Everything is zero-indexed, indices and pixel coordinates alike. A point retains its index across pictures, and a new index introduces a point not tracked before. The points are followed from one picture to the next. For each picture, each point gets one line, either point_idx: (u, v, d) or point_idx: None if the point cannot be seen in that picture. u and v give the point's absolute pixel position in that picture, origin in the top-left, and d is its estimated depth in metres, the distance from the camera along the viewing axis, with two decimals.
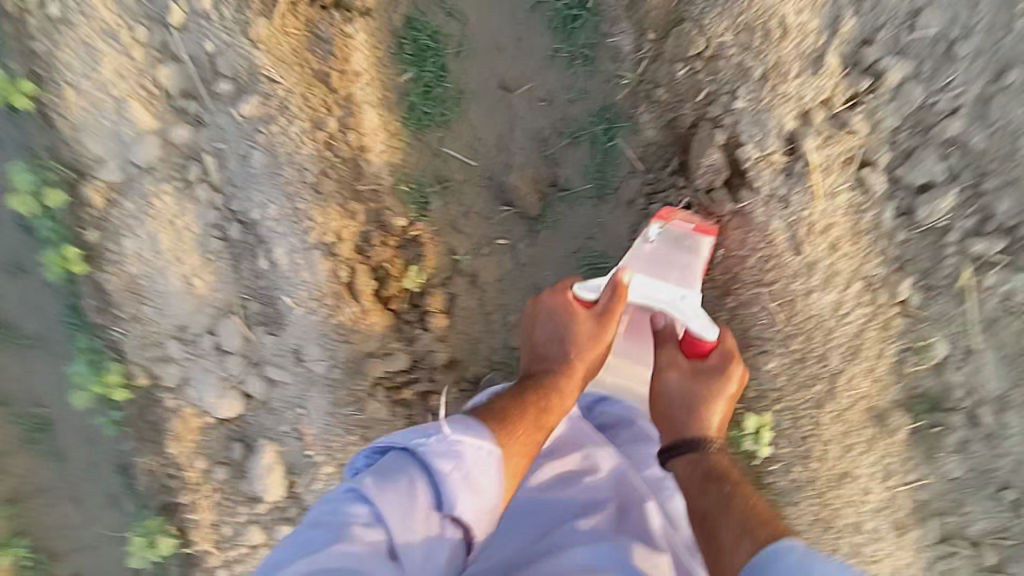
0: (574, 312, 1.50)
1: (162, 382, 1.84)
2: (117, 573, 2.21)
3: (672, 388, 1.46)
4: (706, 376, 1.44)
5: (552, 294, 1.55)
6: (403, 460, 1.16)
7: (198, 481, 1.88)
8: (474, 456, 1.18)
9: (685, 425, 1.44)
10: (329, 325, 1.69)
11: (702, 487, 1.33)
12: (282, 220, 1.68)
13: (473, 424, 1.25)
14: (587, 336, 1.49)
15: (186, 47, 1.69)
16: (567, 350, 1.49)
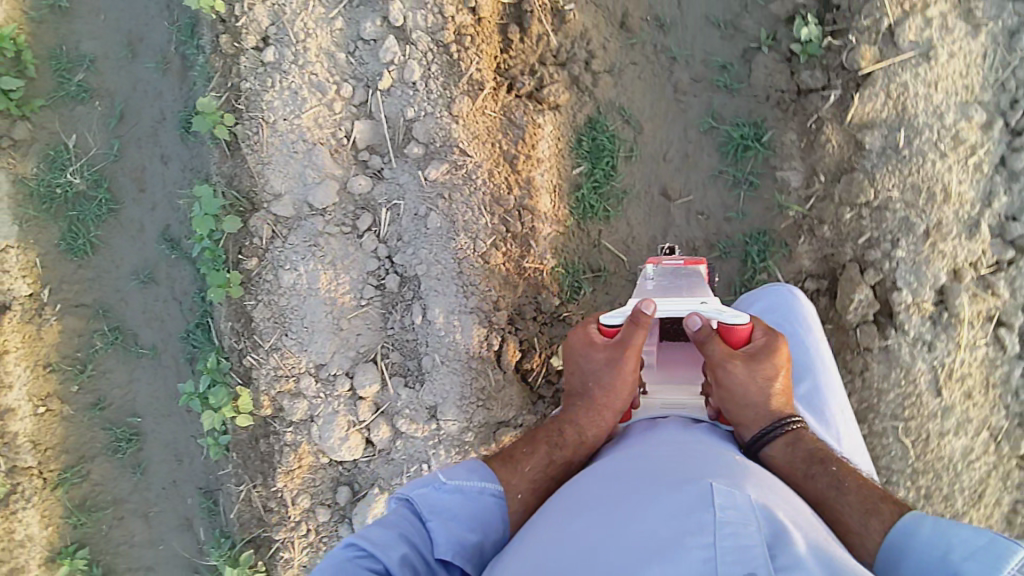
0: (595, 346, 1.32)
1: (286, 417, 1.86)
2: None
3: (738, 383, 1.24)
4: (766, 362, 1.25)
5: (575, 332, 1.38)
6: (400, 511, 1.17)
7: (297, 519, 1.88)
8: (474, 494, 1.18)
9: (758, 406, 1.25)
10: (470, 388, 1.75)
11: (809, 468, 1.19)
12: (446, 280, 1.75)
13: (478, 465, 1.24)
14: (611, 373, 1.30)
15: (386, 108, 1.82)
16: (590, 385, 1.32)
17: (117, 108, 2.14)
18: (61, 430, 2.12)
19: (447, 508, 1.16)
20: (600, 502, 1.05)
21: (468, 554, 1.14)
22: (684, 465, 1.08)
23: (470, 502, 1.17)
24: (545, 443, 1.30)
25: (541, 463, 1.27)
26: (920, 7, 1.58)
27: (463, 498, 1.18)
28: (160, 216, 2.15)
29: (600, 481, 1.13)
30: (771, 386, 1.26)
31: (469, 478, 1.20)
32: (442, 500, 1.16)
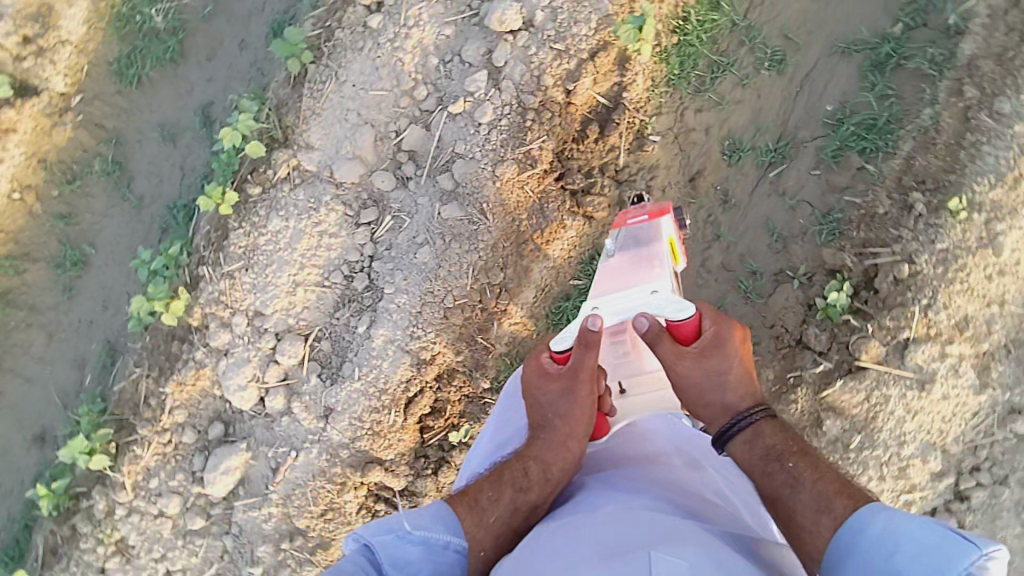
0: (550, 377, 1.41)
1: (206, 337, 1.91)
2: (28, 417, 2.24)
3: (692, 380, 1.38)
4: (717, 359, 1.38)
5: (528, 362, 1.47)
6: (358, 556, 1.17)
7: (164, 426, 1.95)
8: (438, 547, 1.21)
9: (718, 403, 1.39)
10: (367, 415, 1.79)
11: (765, 469, 1.30)
12: (403, 312, 1.79)
13: (444, 514, 1.27)
14: (569, 400, 1.39)
15: (444, 129, 1.82)
16: (549, 415, 1.41)
17: None
18: (21, 223, 2.22)
19: (408, 561, 1.17)
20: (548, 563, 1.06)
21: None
22: (631, 522, 1.09)
23: (431, 555, 1.20)
24: (510, 487, 1.35)
25: (506, 510, 1.32)
26: (943, 340, 1.58)
27: (427, 553, 1.20)
28: (211, 89, 2.17)
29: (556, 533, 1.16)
30: (727, 377, 1.39)
31: (435, 531, 1.23)
32: (405, 551, 1.18)
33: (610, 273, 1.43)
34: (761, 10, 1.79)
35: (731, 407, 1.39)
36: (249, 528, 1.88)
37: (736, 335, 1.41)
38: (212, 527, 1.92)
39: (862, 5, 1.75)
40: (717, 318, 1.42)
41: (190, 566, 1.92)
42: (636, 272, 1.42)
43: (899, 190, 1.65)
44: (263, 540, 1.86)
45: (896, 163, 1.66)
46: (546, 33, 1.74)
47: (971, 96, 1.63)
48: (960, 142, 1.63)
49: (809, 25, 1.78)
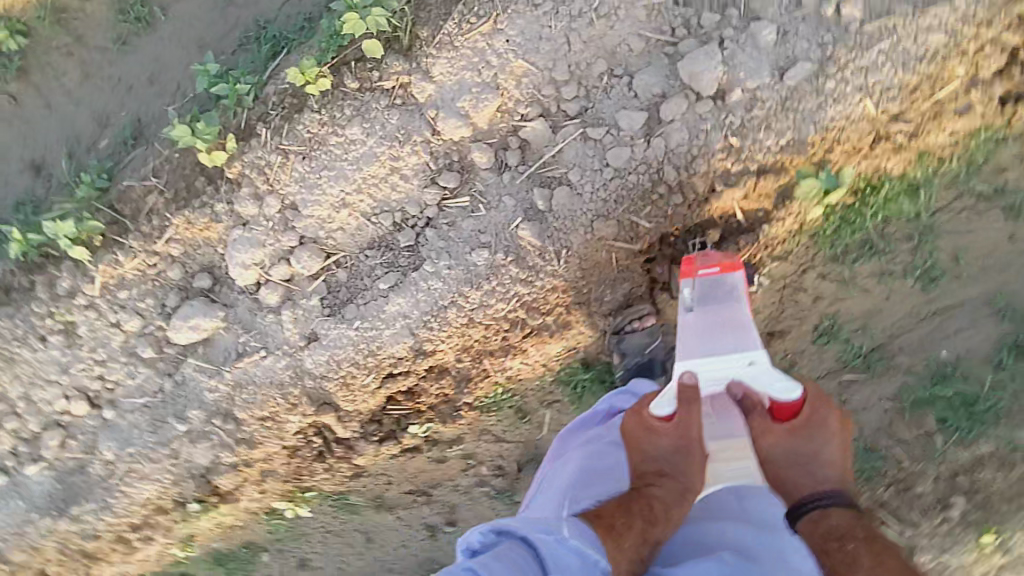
0: (656, 433, 1.38)
1: (233, 196, 1.76)
2: (27, 141, 2.08)
3: (780, 456, 1.38)
4: (809, 437, 1.36)
5: (627, 415, 1.45)
6: (520, 550, 1.16)
7: (156, 250, 1.85)
8: (590, 564, 1.16)
9: (811, 477, 1.35)
10: (345, 365, 1.74)
11: (826, 545, 1.24)
12: (429, 297, 1.67)
13: (588, 530, 1.22)
14: (678, 451, 1.38)
15: (569, 146, 1.59)
16: (663, 467, 1.37)
17: None
18: None
19: (563, 566, 1.15)
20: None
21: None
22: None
23: (582, 562, 1.16)
24: (640, 517, 1.29)
25: (638, 537, 1.27)
26: None
27: (581, 563, 1.16)
28: None
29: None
30: (820, 458, 1.36)
31: (589, 545, 1.18)
32: (563, 557, 1.16)
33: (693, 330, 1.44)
34: (955, 217, 1.57)
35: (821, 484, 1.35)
36: (192, 386, 1.86)
37: (837, 418, 1.38)
38: (156, 364, 1.89)
39: None
40: (819, 399, 1.38)
41: (123, 383, 1.91)
42: (726, 329, 1.44)
43: (947, 481, 1.56)
44: (198, 402, 1.86)
45: (963, 455, 1.55)
46: (729, 119, 1.49)
47: None
48: None
49: (986, 262, 1.58)
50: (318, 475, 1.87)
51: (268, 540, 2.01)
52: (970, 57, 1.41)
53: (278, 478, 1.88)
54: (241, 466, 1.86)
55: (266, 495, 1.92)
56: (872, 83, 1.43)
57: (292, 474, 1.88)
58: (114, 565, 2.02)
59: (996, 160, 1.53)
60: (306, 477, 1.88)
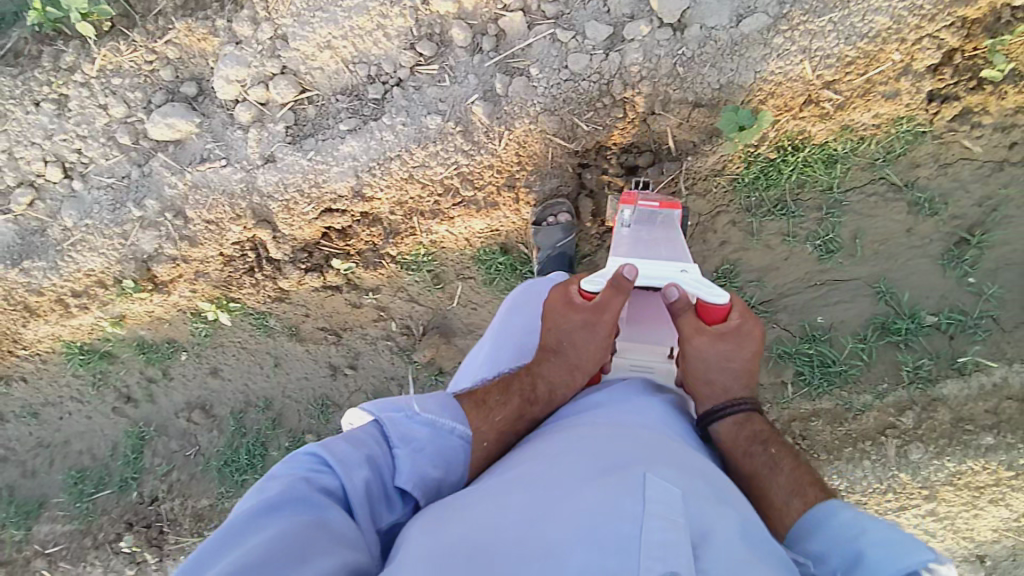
0: (570, 308, 1.32)
1: (233, 15, 1.91)
2: None
3: (707, 361, 1.29)
4: (730, 345, 1.28)
5: (555, 287, 1.38)
6: (369, 431, 1.17)
7: (153, 50, 1.98)
8: (445, 432, 1.20)
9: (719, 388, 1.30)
10: (292, 190, 1.91)
11: (748, 450, 1.25)
12: (380, 146, 1.83)
13: (448, 404, 1.24)
14: (588, 336, 1.31)
15: (538, 44, 1.72)
16: (561, 342, 1.33)
17: None
18: None
19: (415, 438, 1.17)
20: (524, 487, 1.05)
21: (428, 489, 1.15)
22: (617, 455, 1.07)
23: (433, 429, 1.19)
24: (519, 396, 1.30)
25: (513, 414, 1.28)
26: None
27: (433, 433, 1.19)
28: None
29: (535, 462, 1.14)
30: (739, 365, 1.30)
31: (442, 416, 1.21)
32: (412, 431, 1.17)
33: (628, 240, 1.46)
34: (865, 199, 1.70)
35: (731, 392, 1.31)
36: (155, 179, 2.03)
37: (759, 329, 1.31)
38: (129, 152, 2.05)
39: (932, 275, 1.69)
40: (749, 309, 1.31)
41: (96, 162, 2.07)
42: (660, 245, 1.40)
43: (783, 424, 1.71)
44: (156, 195, 2.03)
45: (805, 407, 1.71)
46: (682, 51, 1.61)
47: (903, 421, 1.64)
48: (856, 440, 1.67)
49: (881, 247, 1.71)
50: (244, 289, 2.08)
51: (190, 342, 2.21)
52: (905, 48, 1.54)
53: (211, 281, 2.08)
54: (179, 261, 2.05)
55: (196, 294, 2.11)
56: (814, 48, 1.56)
57: (225, 281, 2.08)
58: (47, 324, 2.23)
59: (913, 154, 1.66)
60: (236, 287, 2.08)
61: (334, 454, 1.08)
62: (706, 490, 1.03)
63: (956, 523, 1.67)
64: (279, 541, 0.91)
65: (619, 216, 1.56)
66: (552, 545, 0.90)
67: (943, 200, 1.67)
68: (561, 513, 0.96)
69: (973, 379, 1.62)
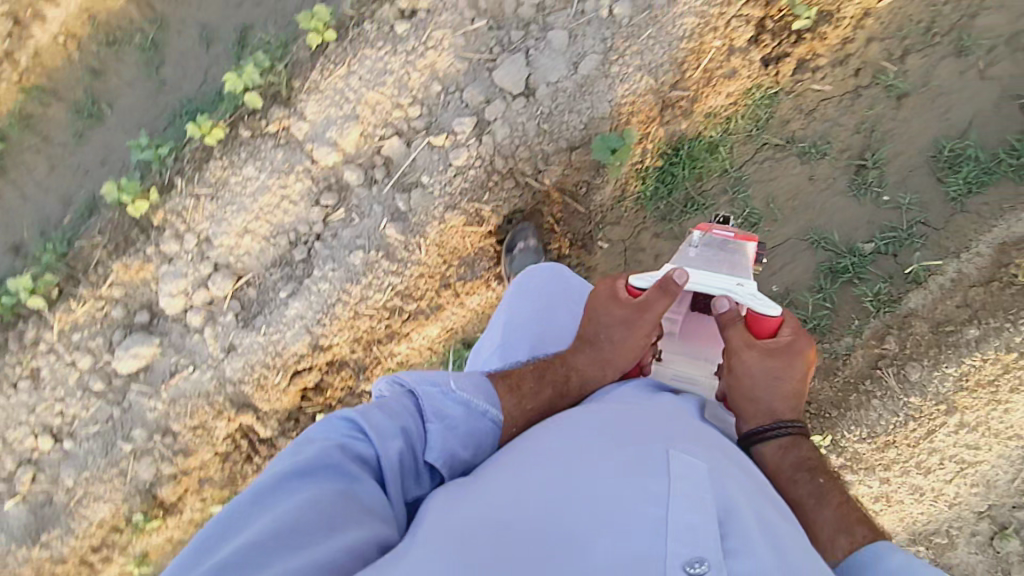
0: (614, 301, 1.29)
1: (159, 239, 2.07)
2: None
3: (753, 373, 1.19)
4: (778, 362, 1.19)
5: (601, 283, 1.36)
6: (404, 400, 1.12)
7: (100, 297, 2.12)
8: (479, 414, 1.15)
9: (765, 405, 1.19)
10: (259, 368, 2.01)
11: (793, 476, 1.15)
12: (320, 297, 1.94)
13: (482, 385, 1.20)
14: (628, 332, 1.26)
15: (421, 154, 1.88)
16: (599, 335, 1.29)
17: None
18: (58, 63, 2.33)
19: (449, 415, 1.12)
20: (541, 462, 1.00)
21: (456, 467, 1.10)
22: (641, 434, 1.04)
23: (466, 411, 1.14)
24: (551, 389, 1.27)
25: (545, 405, 1.25)
26: None
27: (468, 412, 1.14)
28: (257, 13, 2.25)
29: (554, 433, 1.09)
30: (787, 381, 1.19)
31: (478, 397, 1.15)
32: (447, 408, 1.12)
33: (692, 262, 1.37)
34: (759, 167, 1.80)
35: (779, 411, 1.20)
36: (136, 410, 2.11)
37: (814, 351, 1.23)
38: (106, 395, 2.13)
39: (850, 207, 1.75)
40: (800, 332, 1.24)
41: (79, 417, 2.14)
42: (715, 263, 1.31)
43: None
44: (141, 424, 2.11)
45: None
46: (540, 110, 1.79)
47: (889, 348, 1.64)
48: (857, 384, 1.66)
49: (796, 203, 1.77)
50: (249, 477, 2.11)
51: None
52: (720, 33, 1.72)
53: (217, 483, 2.11)
54: (180, 476, 2.10)
55: (206, 502, 2.13)
56: (646, 63, 1.74)
57: (228, 478, 2.11)
58: None
59: (778, 114, 1.79)
60: (240, 479, 2.11)
61: (370, 423, 1.02)
62: (727, 470, 1.00)
63: (994, 428, 1.55)
64: (304, 510, 0.88)
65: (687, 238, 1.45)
66: (573, 528, 0.87)
67: (825, 140, 1.77)
68: (583, 489, 0.92)
69: (931, 284, 1.65)
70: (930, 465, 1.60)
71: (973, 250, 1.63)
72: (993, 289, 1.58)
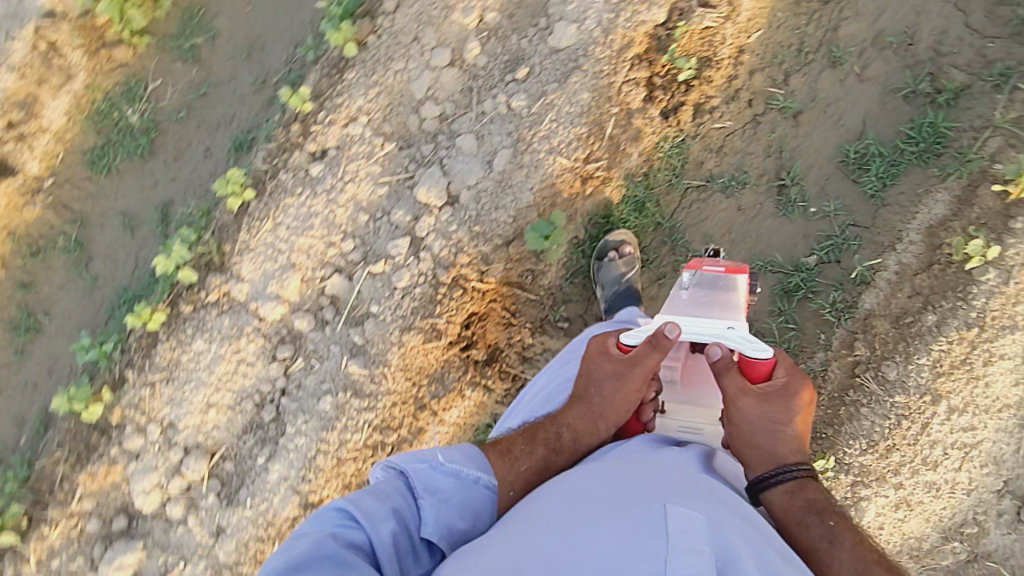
0: (607, 358, 1.38)
1: (121, 437, 2.00)
2: None
3: (750, 420, 1.26)
4: (775, 407, 1.26)
5: (595, 337, 1.45)
6: (395, 483, 1.22)
7: (71, 514, 2.01)
8: (469, 482, 1.24)
9: (767, 451, 1.26)
10: (253, 543, 1.91)
11: (803, 520, 1.20)
12: (299, 452, 1.88)
13: (472, 453, 1.30)
14: (617, 387, 1.34)
15: (364, 285, 1.89)
16: (591, 390, 1.38)
17: (202, 87, 2.25)
18: None
19: (440, 489, 1.22)
20: (548, 524, 1.06)
21: (453, 539, 1.19)
22: (639, 485, 1.11)
23: (456, 480, 1.24)
24: (545, 446, 1.35)
25: (539, 464, 1.33)
26: None
27: (459, 483, 1.23)
28: (173, 188, 2.26)
29: (557, 495, 1.16)
30: (784, 426, 1.27)
31: (466, 465, 1.25)
32: (437, 481, 1.22)
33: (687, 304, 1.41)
34: (688, 211, 1.86)
35: (780, 456, 1.26)
36: None
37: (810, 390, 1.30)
38: None
39: (783, 226, 1.80)
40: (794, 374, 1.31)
41: None
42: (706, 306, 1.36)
43: None
44: None
45: None
46: (468, 213, 1.82)
47: (860, 353, 1.66)
48: (842, 397, 1.66)
49: (732, 236, 1.83)
50: None
51: None
52: (617, 101, 1.79)
53: None
54: None
55: None
56: (556, 146, 1.79)
57: None
58: None
59: (691, 158, 1.86)
60: None
61: (360, 509, 1.13)
62: (721, 512, 1.07)
63: (982, 404, 1.57)
64: None
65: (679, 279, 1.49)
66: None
67: (741, 171, 1.85)
68: (587, 547, 0.98)
69: (879, 280, 1.69)
70: (935, 459, 1.58)
71: (906, 239, 1.69)
72: (936, 271, 1.64)
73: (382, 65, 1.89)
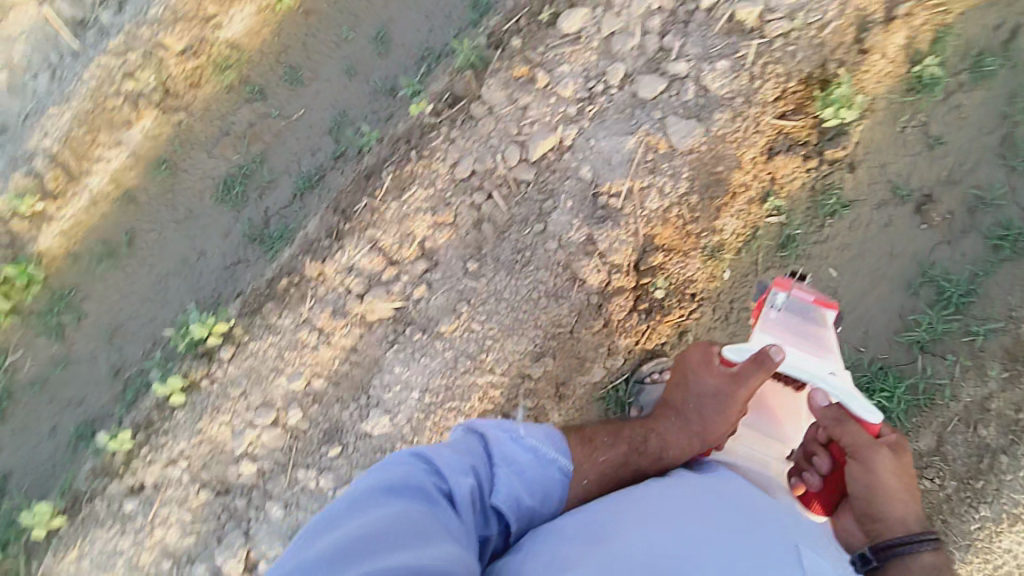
0: (706, 369, 1.52)
1: None
2: None
3: (879, 469, 1.34)
4: (897, 459, 1.36)
5: (692, 352, 1.60)
6: (473, 443, 1.27)
7: None
8: (546, 460, 1.29)
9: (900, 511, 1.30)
10: None
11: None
12: None
13: (552, 436, 1.34)
14: (716, 401, 1.46)
15: None
16: (693, 402, 1.51)
17: (58, 365, 2.50)
18: None
19: (517, 461, 1.26)
20: (663, 520, 1.13)
21: (520, 513, 1.23)
22: (766, 509, 1.20)
23: (534, 453, 1.28)
24: (627, 445, 1.51)
25: (618, 458, 1.47)
26: None
27: (535, 459, 1.28)
28: (25, 459, 2.47)
29: (665, 498, 1.22)
30: (907, 487, 1.35)
31: (544, 445, 1.30)
32: (515, 453, 1.27)
33: (781, 324, 1.54)
34: None
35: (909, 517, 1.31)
36: None
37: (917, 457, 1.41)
38: None
39: None
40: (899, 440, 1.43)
41: None
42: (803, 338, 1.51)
43: None
44: None
45: None
46: None
47: None
48: None
49: None
50: None
51: None
52: None
53: None
54: None
55: None
56: None
57: None
58: None
59: None
60: None
61: (441, 462, 1.17)
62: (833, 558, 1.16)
63: None
64: (400, 522, 0.99)
65: (773, 297, 1.57)
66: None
67: None
68: (701, 549, 1.04)
69: None
70: None
71: None
72: None
73: (209, 413, 2.09)
